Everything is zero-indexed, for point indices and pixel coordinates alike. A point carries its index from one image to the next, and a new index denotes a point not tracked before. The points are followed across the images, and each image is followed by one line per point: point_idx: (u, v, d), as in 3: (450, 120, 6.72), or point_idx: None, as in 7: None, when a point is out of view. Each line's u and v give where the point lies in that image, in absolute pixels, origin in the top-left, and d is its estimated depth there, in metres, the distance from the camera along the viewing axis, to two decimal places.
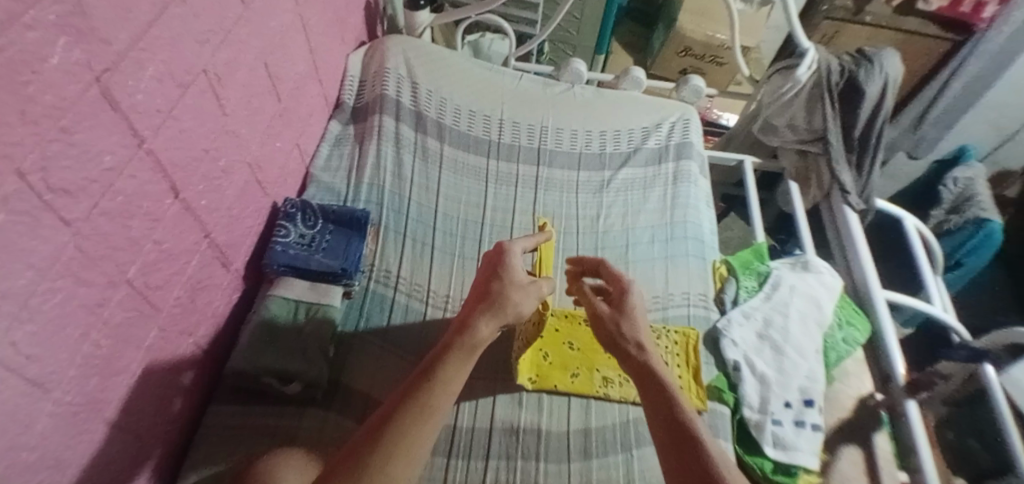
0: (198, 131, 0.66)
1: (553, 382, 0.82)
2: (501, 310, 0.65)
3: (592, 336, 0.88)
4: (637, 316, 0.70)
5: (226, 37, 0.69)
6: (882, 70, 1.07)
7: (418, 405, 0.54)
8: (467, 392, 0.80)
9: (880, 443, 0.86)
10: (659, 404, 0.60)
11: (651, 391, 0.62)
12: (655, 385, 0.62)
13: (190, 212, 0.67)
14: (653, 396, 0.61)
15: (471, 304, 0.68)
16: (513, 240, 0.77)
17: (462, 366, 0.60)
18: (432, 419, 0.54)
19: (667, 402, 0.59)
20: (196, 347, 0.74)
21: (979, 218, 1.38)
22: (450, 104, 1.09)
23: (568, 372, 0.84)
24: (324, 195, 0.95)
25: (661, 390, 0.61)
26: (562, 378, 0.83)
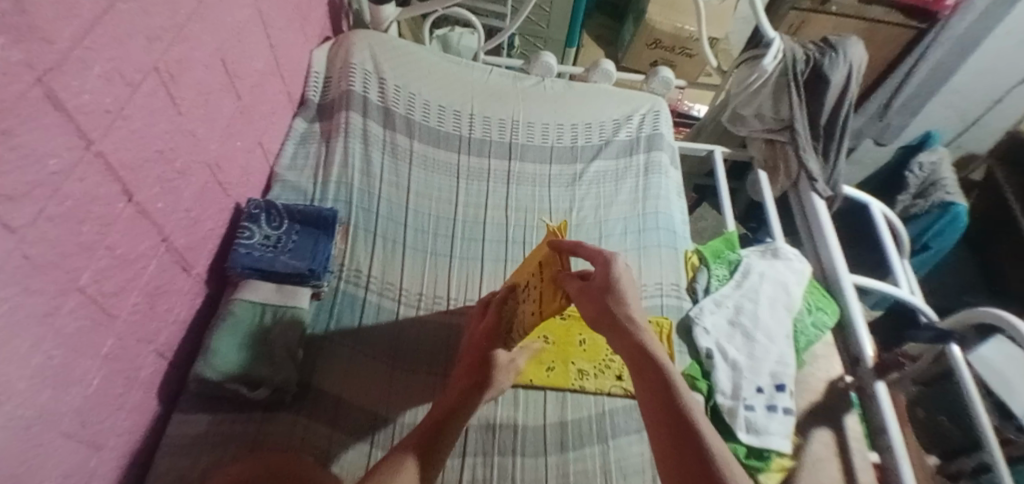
0: (152, 132, 0.64)
1: (531, 375, 0.82)
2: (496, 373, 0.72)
3: (566, 329, 0.88)
4: (627, 294, 0.62)
5: (179, 34, 0.66)
6: (846, 58, 1.10)
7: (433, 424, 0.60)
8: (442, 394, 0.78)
9: (850, 423, 0.88)
10: (657, 391, 0.53)
11: (644, 374, 0.55)
12: (653, 365, 0.55)
13: (144, 215, 0.64)
14: (650, 381, 0.54)
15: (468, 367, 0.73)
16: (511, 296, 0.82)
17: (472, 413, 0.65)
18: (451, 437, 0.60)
19: (664, 385, 0.53)
20: (158, 355, 0.72)
21: (944, 202, 1.43)
22: (419, 99, 1.07)
23: (544, 365, 0.83)
24: (290, 195, 0.93)
25: (659, 371, 0.54)
26: (540, 370, 0.83)
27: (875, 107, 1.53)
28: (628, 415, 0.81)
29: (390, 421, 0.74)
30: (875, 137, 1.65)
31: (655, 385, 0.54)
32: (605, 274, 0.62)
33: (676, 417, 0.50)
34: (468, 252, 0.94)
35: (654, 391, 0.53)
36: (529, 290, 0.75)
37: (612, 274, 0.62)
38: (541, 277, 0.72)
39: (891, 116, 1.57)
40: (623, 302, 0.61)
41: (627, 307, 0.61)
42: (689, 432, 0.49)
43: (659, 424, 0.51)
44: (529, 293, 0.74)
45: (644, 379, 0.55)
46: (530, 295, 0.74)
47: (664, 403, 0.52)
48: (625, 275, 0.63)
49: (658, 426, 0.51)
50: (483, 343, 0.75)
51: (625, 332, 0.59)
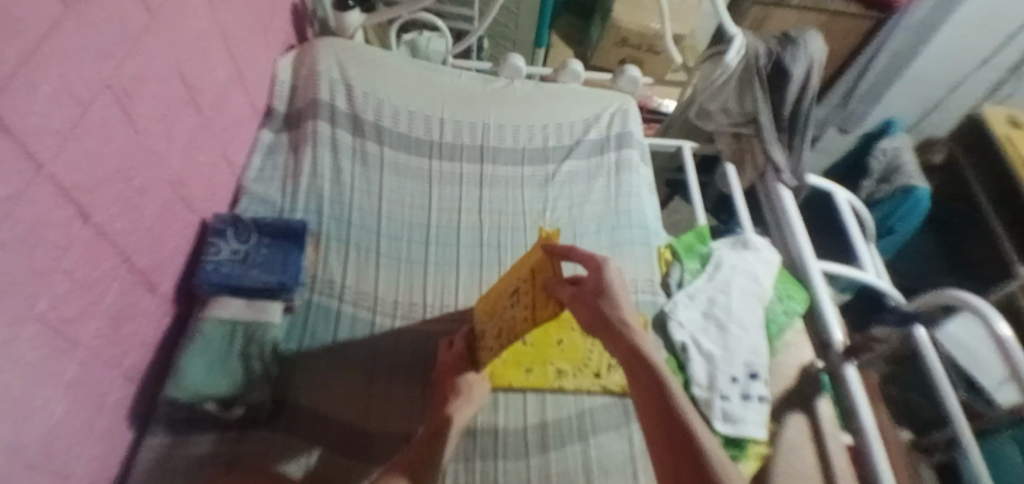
0: (108, 150, 0.62)
1: (510, 378, 0.82)
2: (473, 395, 0.74)
3: (543, 330, 0.88)
4: (619, 296, 0.64)
5: (133, 49, 0.65)
6: (806, 50, 1.12)
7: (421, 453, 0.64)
8: (419, 404, 0.78)
9: (824, 407, 0.90)
10: (650, 391, 0.57)
11: (637, 373, 0.59)
12: (644, 366, 0.58)
13: (103, 236, 0.63)
14: (642, 379, 0.58)
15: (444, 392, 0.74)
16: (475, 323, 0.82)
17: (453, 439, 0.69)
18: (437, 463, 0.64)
19: (657, 384, 0.57)
20: (126, 379, 0.70)
21: (906, 187, 1.47)
22: (387, 105, 1.07)
23: (523, 368, 0.84)
24: (258, 207, 0.91)
25: (650, 370, 0.58)
26: (518, 373, 0.83)
27: (838, 97, 1.57)
28: (607, 412, 0.82)
29: (369, 433, 0.74)
30: (840, 124, 1.69)
31: (648, 385, 0.58)
32: (598, 280, 0.65)
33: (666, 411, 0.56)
34: (443, 258, 0.94)
35: (648, 388, 0.58)
36: (519, 296, 0.71)
37: (604, 279, 0.65)
38: (533, 285, 0.68)
39: (854, 104, 1.61)
40: (615, 305, 0.63)
41: (621, 310, 0.63)
42: (677, 424, 0.55)
43: (654, 420, 0.56)
44: (518, 299, 0.71)
45: (636, 377, 0.59)
46: (522, 301, 0.70)
47: (656, 399, 0.57)
48: (616, 280, 0.66)
49: (652, 419, 0.57)
50: (455, 366, 0.76)
51: (619, 333, 0.61)
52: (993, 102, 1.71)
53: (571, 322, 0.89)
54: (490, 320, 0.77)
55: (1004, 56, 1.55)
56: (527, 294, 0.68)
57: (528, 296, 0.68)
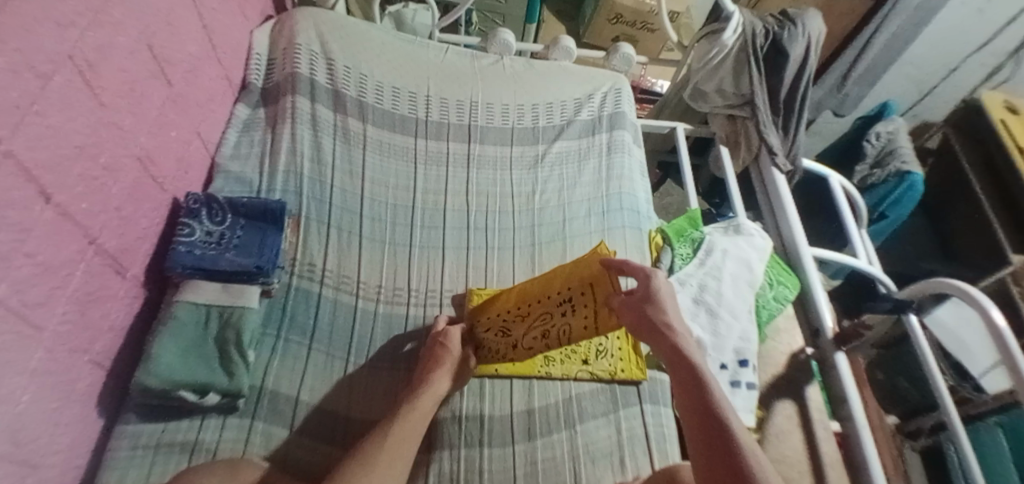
0: (71, 126, 0.58)
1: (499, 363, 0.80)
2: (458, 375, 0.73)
3: None
4: (667, 304, 0.66)
5: (96, 18, 0.60)
6: (805, 30, 1.09)
7: (395, 439, 0.61)
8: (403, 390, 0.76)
9: (812, 394, 0.90)
10: (692, 385, 0.59)
11: (679, 374, 0.60)
12: (688, 367, 0.60)
13: (67, 218, 0.59)
14: (683, 373, 0.60)
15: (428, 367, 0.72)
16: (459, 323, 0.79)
17: (424, 408, 0.66)
18: (410, 441, 0.62)
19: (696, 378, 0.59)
20: (95, 365, 0.67)
21: (901, 172, 1.47)
22: (371, 80, 1.02)
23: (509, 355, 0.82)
24: (234, 186, 0.87)
25: (692, 370, 0.60)
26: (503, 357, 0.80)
27: (834, 79, 1.54)
28: (595, 399, 0.80)
29: (349, 419, 0.72)
30: (835, 108, 1.65)
31: (687, 378, 0.60)
32: (646, 288, 0.67)
33: (704, 406, 0.56)
34: (429, 241, 0.91)
35: (687, 387, 0.59)
36: (574, 306, 0.69)
37: (653, 287, 0.67)
38: (594, 297, 0.68)
39: (850, 87, 1.57)
40: (662, 312, 0.65)
41: (666, 314, 0.65)
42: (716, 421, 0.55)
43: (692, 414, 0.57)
44: (572, 308, 0.69)
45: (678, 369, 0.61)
46: (577, 311, 0.69)
47: (694, 396, 0.58)
48: (665, 289, 0.68)
49: (691, 414, 0.57)
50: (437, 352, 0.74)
51: (662, 336, 0.64)
52: (989, 87, 1.69)
53: None
54: (524, 322, 0.74)
55: (1001, 42, 1.54)
56: (586, 305, 0.68)
57: (588, 309, 0.68)
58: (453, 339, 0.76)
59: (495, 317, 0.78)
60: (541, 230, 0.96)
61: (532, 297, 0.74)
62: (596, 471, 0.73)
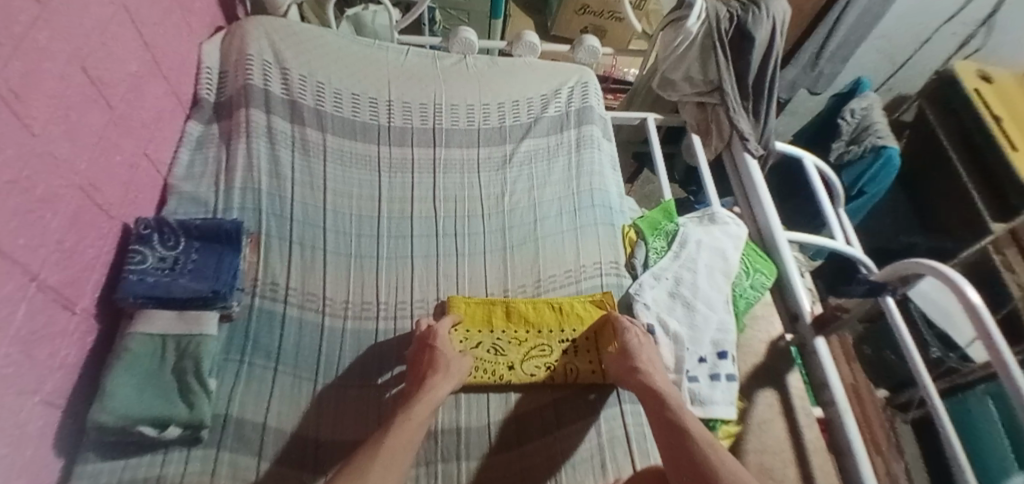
0: (1, 159, 0.55)
1: (491, 375, 0.78)
2: (452, 369, 0.71)
3: (517, 328, 0.84)
4: (640, 350, 0.77)
5: (20, 44, 0.57)
6: (769, 13, 1.07)
7: (391, 451, 0.58)
8: (378, 404, 0.74)
9: (794, 381, 0.90)
10: (660, 412, 0.68)
11: (651, 406, 0.70)
12: (656, 401, 0.70)
13: (3, 255, 0.56)
14: (653, 405, 0.70)
15: (420, 374, 0.70)
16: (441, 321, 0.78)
17: (421, 415, 0.64)
18: (410, 451, 0.60)
19: (663, 405, 0.69)
20: (46, 405, 0.64)
21: (877, 146, 1.47)
22: (329, 88, 0.99)
23: (490, 368, 0.79)
24: (188, 207, 0.84)
25: (660, 400, 0.70)
26: (495, 370, 0.79)
27: (806, 59, 1.53)
28: (574, 403, 0.79)
29: (320, 442, 0.69)
30: (809, 87, 1.63)
31: (656, 405, 0.69)
32: (623, 339, 0.79)
33: (670, 426, 0.65)
34: (396, 251, 0.89)
35: (658, 414, 0.68)
36: (578, 347, 0.83)
37: (627, 338, 0.79)
38: (598, 344, 0.83)
39: (823, 65, 1.56)
40: (634, 357, 0.76)
41: (637, 358, 0.76)
42: (680, 434, 0.63)
43: (662, 434, 0.66)
44: (576, 350, 0.82)
45: (648, 402, 0.71)
46: (582, 353, 0.82)
47: (663, 420, 0.67)
48: (638, 338, 0.79)
49: (663, 435, 0.65)
50: (426, 357, 0.72)
51: (634, 375, 0.74)
52: (961, 56, 1.69)
53: (542, 318, 0.85)
54: (519, 346, 0.82)
55: (972, 11, 1.53)
56: (591, 350, 0.83)
57: (592, 353, 0.82)
58: (442, 339, 0.74)
59: (485, 334, 0.82)
60: (512, 233, 0.94)
61: (530, 326, 0.84)
62: (577, 477, 0.71)
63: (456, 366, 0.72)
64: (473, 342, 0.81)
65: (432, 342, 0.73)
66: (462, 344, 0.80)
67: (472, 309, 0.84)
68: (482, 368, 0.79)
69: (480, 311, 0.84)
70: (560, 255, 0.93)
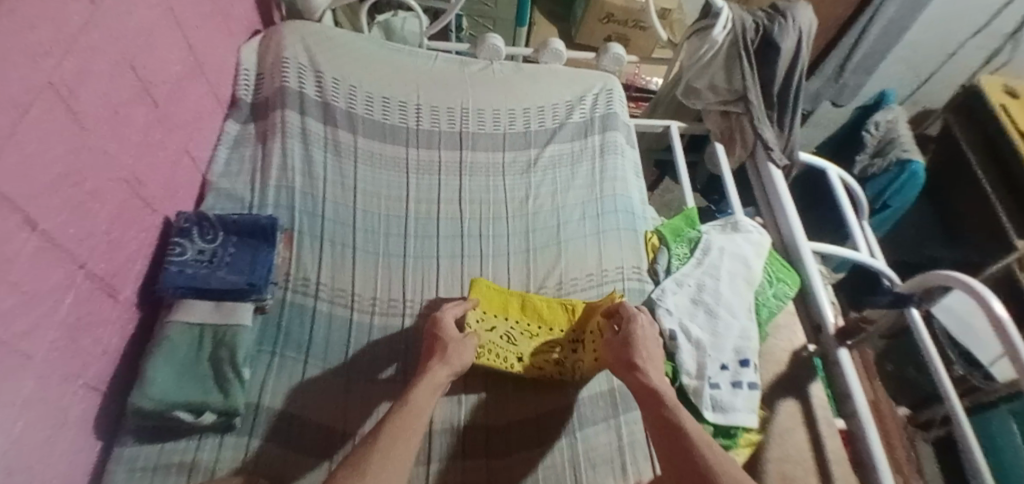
0: (54, 153, 0.58)
1: (500, 359, 0.79)
2: (450, 356, 0.70)
3: (529, 319, 0.85)
4: (643, 343, 0.72)
5: (74, 44, 0.60)
6: (795, 23, 1.08)
7: (392, 435, 0.57)
8: (385, 393, 0.75)
9: (816, 391, 0.89)
10: (655, 410, 0.64)
11: (647, 402, 0.66)
12: (653, 397, 0.65)
13: (54, 244, 0.58)
14: (650, 402, 0.65)
15: (424, 358, 0.72)
16: (446, 309, 0.79)
17: (425, 404, 0.63)
18: (413, 435, 0.59)
19: (659, 402, 0.65)
20: (88, 389, 0.66)
21: (902, 160, 1.45)
22: (360, 91, 1.02)
23: (501, 356, 0.80)
24: (225, 204, 0.88)
25: (657, 396, 0.65)
26: (505, 357, 0.80)
27: (830, 70, 1.53)
28: (595, 405, 0.79)
29: (346, 435, 0.71)
30: (832, 98, 1.62)
31: (653, 403, 0.65)
32: (626, 329, 0.74)
33: (666, 426, 0.61)
34: (422, 250, 0.91)
35: (654, 410, 0.64)
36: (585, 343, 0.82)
37: (632, 328, 0.74)
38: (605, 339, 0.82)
39: (848, 76, 1.55)
40: (636, 350, 0.71)
41: (638, 351, 0.71)
42: (678, 436, 0.60)
43: (658, 433, 0.62)
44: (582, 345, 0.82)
45: (644, 398, 0.66)
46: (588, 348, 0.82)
47: (660, 419, 0.62)
48: (644, 329, 0.74)
49: (660, 436, 0.61)
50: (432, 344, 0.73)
51: (635, 370, 0.69)
52: (989, 69, 1.67)
53: (556, 316, 0.85)
54: (531, 339, 0.83)
55: (1001, 24, 1.51)
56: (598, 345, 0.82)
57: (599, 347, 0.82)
58: (447, 328, 0.75)
59: (500, 320, 0.84)
60: (536, 236, 0.96)
61: (544, 321, 0.85)
62: (597, 477, 0.72)
63: (456, 353, 0.71)
64: (488, 325, 0.83)
65: (437, 331, 0.74)
66: (477, 325, 0.82)
67: (491, 294, 0.86)
68: (492, 353, 0.80)
69: (498, 298, 0.86)
70: (582, 259, 0.93)
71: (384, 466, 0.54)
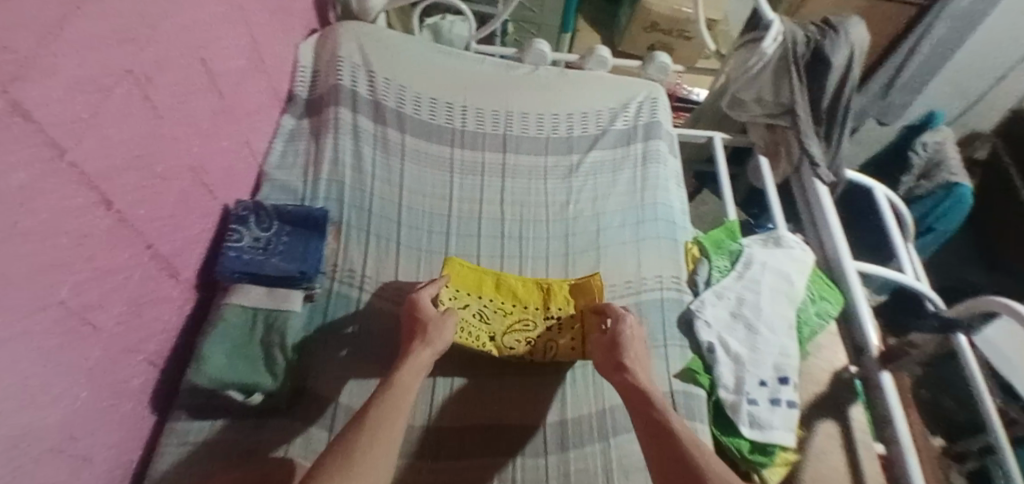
0: (131, 137, 0.61)
1: (472, 338, 0.81)
2: (432, 337, 0.71)
3: (503, 298, 0.86)
4: (632, 344, 0.74)
5: (152, 34, 0.63)
6: (848, 39, 1.06)
7: (377, 417, 0.59)
8: (365, 367, 0.77)
9: (857, 414, 0.88)
10: (642, 409, 0.65)
11: (634, 402, 0.67)
12: (641, 397, 0.66)
13: (125, 223, 0.62)
14: (637, 401, 0.66)
15: (405, 341, 0.73)
16: (424, 289, 0.78)
17: (409, 385, 0.65)
18: (400, 417, 0.60)
19: (647, 402, 0.65)
20: (147, 364, 0.70)
21: (949, 183, 1.41)
22: (410, 91, 1.05)
23: (475, 335, 0.81)
24: (280, 194, 0.91)
25: (644, 396, 0.66)
26: (477, 335, 0.81)
27: (877, 88, 1.49)
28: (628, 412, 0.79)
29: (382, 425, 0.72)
30: (878, 116, 1.57)
31: (641, 402, 0.66)
32: (615, 329, 0.75)
33: (653, 425, 0.62)
34: (463, 248, 0.93)
35: (642, 409, 0.65)
36: (561, 323, 0.85)
37: (620, 330, 0.75)
38: (581, 322, 0.84)
39: (895, 94, 1.51)
40: (624, 350, 0.73)
41: (626, 352, 0.72)
42: (667, 435, 0.60)
43: (644, 432, 0.63)
44: (558, 325, 0.84)
45: (631, 398, 0.67)
46: (564, 329, 0.84)
47: (647, 420, 0.63)
48: (633, 331, 0.75)
49: (647, 434, 0.62)
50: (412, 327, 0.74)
51: (622, 370, 0.70)
52: None
53: (527, 293, 0.87)
54: (504, 317, 0.85)
55: None
56: (573, 326, 0.84)
57: (574, 329, 0.84)
58: (426, 309, 0.75)
59: (474, 298, 0.85)
60: (575, 240, 0.96)
61: (517, 300, 0.87)
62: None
63: (437, 334, 0.72)
64: (461, 303, 0.84)
65: (415, 312, 0.75)
66: (450, 303, 0.83)
67: (466, 273, 0.86)
68: (466, 330, 0.81)
69: (472, 276, 0.86)
70: (621, 266, 0.93)
71: (372, 445, 0.55)
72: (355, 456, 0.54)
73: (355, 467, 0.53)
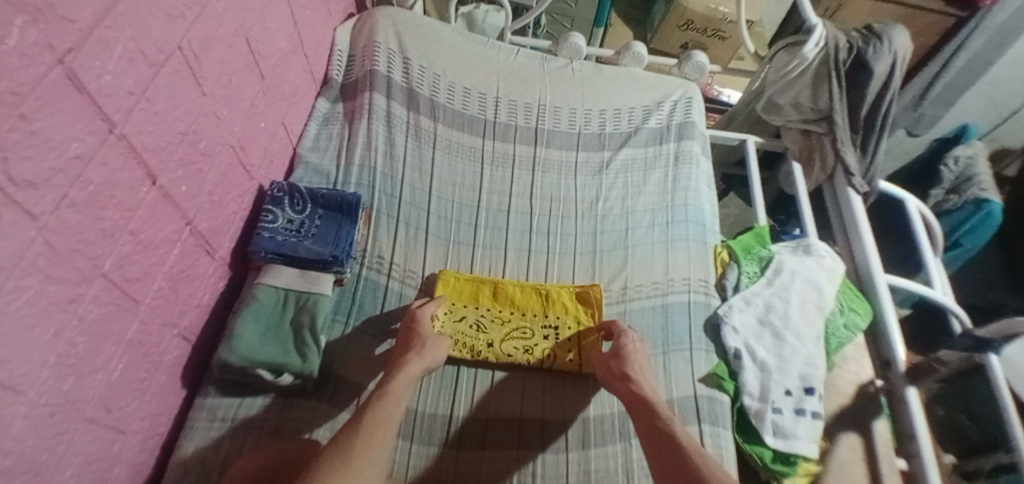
0: (178, 113, 0.62)
1: (468, 350, 0.80)
2: (425, 350, 0.71)
3: (499, 309, 0.85)
4: (634, 358, 0.75)
5: (202, 12, 0.63)
6: (891, 47, 1.03)
7: (369, 429, 0.58)
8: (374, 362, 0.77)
9: (880, 428, 0.85)
10: (646, 419, 0.66)
11: (637, 413, 0.67)
12: (644, 408, 0.68)
13: (168, 199, 0.62)
14: (639, 413, 0.67)
15: (398, 351, 0.73)
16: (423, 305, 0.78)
17: (399, 394, 0.64)
18: (387, 426, 0.60)
19: (652, 412, 0.67)
20: (181, 338, 0.71)
21: (978, 199, 1.36)
22: (444, 80, 1.04)
23: (471, 345, 0.81)
24: (312, 177, 0.92)
25: (648, 406, 0.67)
26: (473, 346, 0.81)
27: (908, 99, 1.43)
28: None
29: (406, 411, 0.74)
30: (908, 127, 1.55)
31: (644, 413, 0.67)
32: (617, 345, 0.77)
33: (658, 436, 0.63)
34: (492, 241, 0.93)
35: (646, 419, 0.66)
36: (558, 332, 0.83)
37: (623, 345, 0.76)
38: (578, 334, 0.83)
39: (927, 105, 1.46)
40: (626, 364, 0.74)
41: (629, 364, 0.73)
42: (672, 447, 0.62)
43: (650, 442, 0.64)
44: (556, 335, 0.83)
45: (633, 409, 0.68)
46: (561, 339, 0.83)
47: (651, 432, 0.64)
48: (635, 347, 0.76)
49: (652, 445, 0.63)
50: (407, 339, 0.74)
51: (626, 382, 0.71)
52: None
53: (524, 302, 0.86)
54: (501, 326, 0.83)
55: None
56: (569, 340, 0.83)
57: (571, 342, 0.83)
58: (423, 322, 0.75)
59: (470, 309, 0.84)
60: (603, 237, 0.96)
61: (515, 307, 0.86)
62: None
63: (431, 348, 0.72)
64: (457, 315, 0.83)
65: (412, 324, 0.75)
66: (446, 316, 0.83)
67: (461, 285, 0.85)
68: (461, 342, 0.81)
69: (468, 287, 0.86)
70: (648, 268, 0.93)
71: (367, 444, 0.57)
72: (352, 459, 0.55)
73: (353, 467, 0.54)
